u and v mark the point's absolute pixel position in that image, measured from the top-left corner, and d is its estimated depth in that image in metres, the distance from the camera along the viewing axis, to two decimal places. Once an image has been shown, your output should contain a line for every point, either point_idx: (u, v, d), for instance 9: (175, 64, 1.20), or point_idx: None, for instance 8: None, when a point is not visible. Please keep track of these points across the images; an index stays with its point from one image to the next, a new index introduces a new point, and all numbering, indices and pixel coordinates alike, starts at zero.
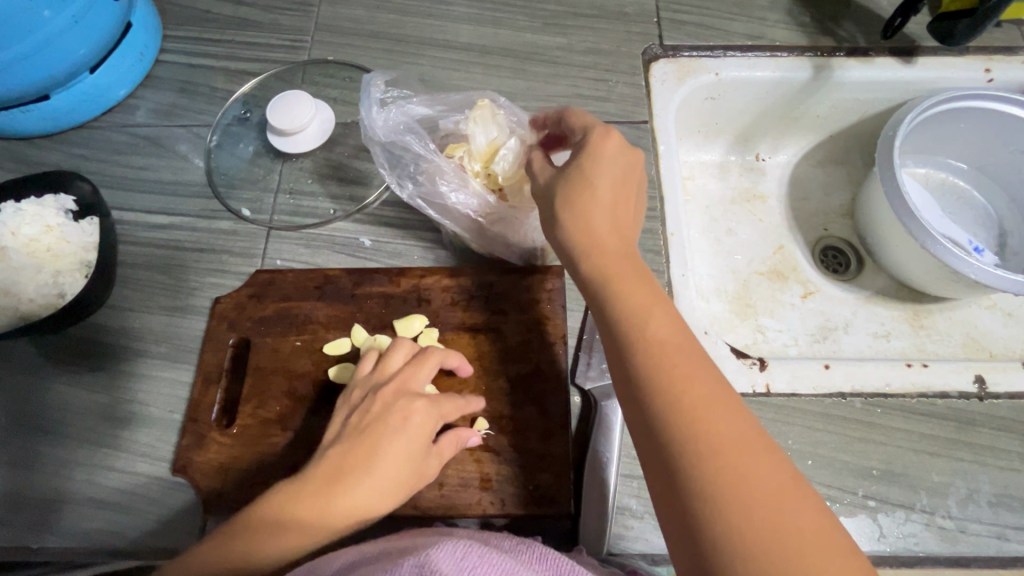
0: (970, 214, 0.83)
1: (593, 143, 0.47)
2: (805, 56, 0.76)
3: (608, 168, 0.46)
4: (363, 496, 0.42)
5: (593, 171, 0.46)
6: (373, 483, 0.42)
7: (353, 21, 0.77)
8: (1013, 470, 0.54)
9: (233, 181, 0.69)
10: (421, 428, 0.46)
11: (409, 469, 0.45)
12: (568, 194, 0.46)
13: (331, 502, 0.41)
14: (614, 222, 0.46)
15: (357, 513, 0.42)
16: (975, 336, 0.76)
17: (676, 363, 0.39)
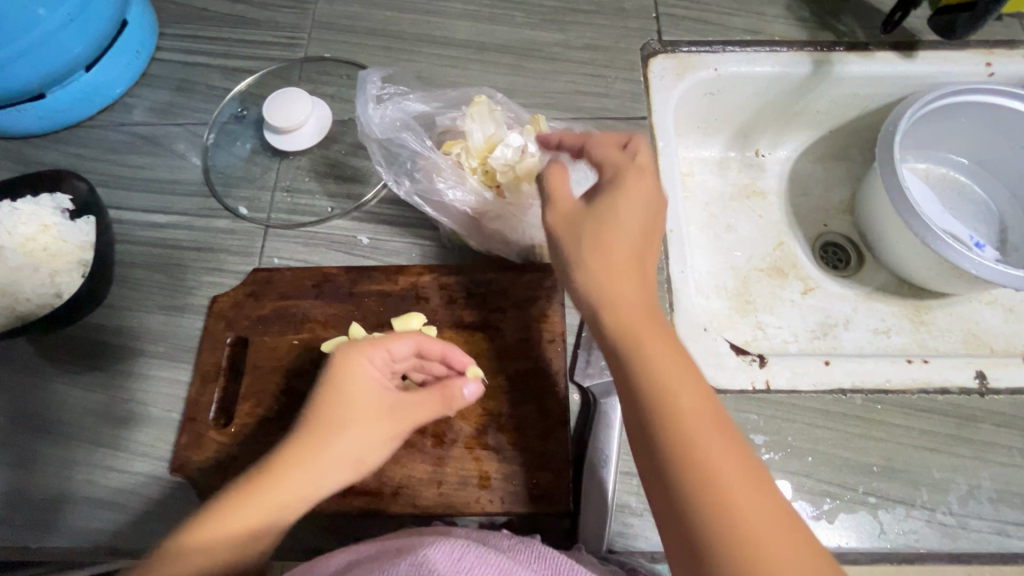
0: (970, 210, 0.83)
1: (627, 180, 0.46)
2: (804, 51, 0.76)
3: (636, 206, 0.45)
4: (318, 456, 0.44)
5: (619, 209, 0.45)
6: (328, 442, 0.44)
7: (349, 18, 0.76)
8: (1014, 465, 0.54)
9: (230, 179, 0.69)
10: (375, 384, 0.47)
11: (369, 429, 0.46)
12: (590, 232, 0.44)
13: (289, 469, 0.43)
14: (638, 258, 0.44)
15: (316, 474, 0.44)
16: (975, 331, 0.76)
17: (684, 405, 0.38)
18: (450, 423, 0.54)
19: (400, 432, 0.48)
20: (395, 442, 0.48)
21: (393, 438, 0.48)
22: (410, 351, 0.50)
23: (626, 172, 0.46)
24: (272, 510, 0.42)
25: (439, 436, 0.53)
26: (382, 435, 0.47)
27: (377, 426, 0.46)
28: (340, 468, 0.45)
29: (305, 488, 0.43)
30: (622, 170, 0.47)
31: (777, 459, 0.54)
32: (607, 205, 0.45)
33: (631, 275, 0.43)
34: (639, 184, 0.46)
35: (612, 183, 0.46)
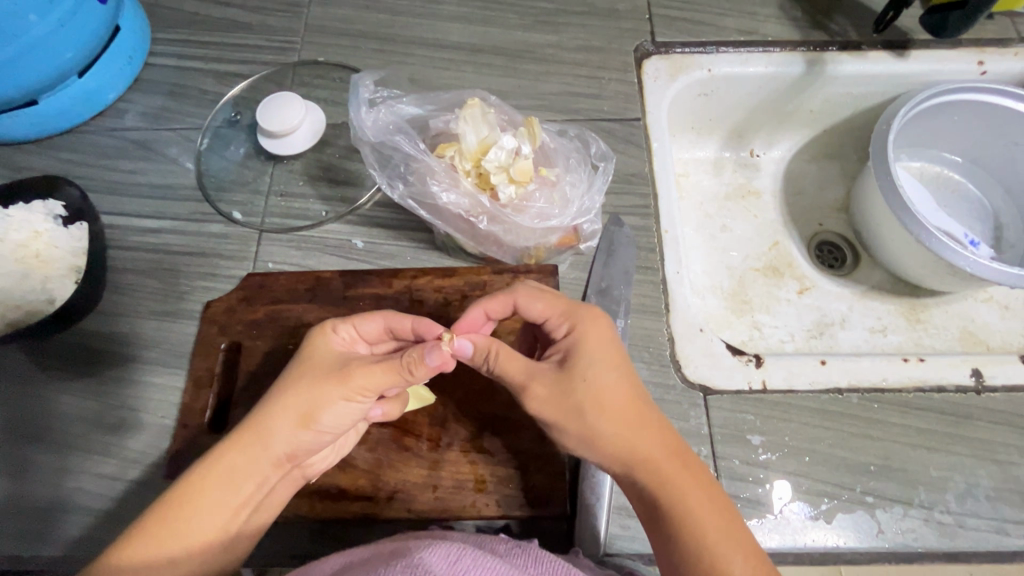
0: (964, 207, 0.83)
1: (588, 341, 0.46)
2: (797, 50, 0.76)
3: (605, 358, 0.45)
4: (261, 418, 0.43)
5: (589, 366, 0.45)
6: (272, 404, 0.44)
7: (342, 22, 0.76)
8: (1011, 463, 0.54)
9: (223, 184, 0.69)
10: (332, 351, 0.47)
11: (305, 389, 0.44)
12: (582, 401, 0.44)
13: (235, 433, 0.43)
14: (631, 410, 0.44)
15: (258, 435, 0.43)
16: (971, 329, 0.76)
17: (668, 479, 0.42)
18: (445, 427, 0.53)
19: (354, 393, 0.44)
20: (353, 404, 0.45)
21: (347, 400, 0.44)
22: (377, 328, 0.49)
23: (583, 324, 0.46)
24: (217, 475, 0.41)
25: (435, 440, 0.53)
26: (332, 395, 0.44)
27: (324, 386, 0.44)
28: (285, 429, 0.43)
29: (251, 452, 0.42)
30: (575, 320, 0.47)
31: (774, 460, 0.54)
32: (580, 366, 0.45)
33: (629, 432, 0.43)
34: (597, 334, 0.46)
35: (571, 335, 0.46)
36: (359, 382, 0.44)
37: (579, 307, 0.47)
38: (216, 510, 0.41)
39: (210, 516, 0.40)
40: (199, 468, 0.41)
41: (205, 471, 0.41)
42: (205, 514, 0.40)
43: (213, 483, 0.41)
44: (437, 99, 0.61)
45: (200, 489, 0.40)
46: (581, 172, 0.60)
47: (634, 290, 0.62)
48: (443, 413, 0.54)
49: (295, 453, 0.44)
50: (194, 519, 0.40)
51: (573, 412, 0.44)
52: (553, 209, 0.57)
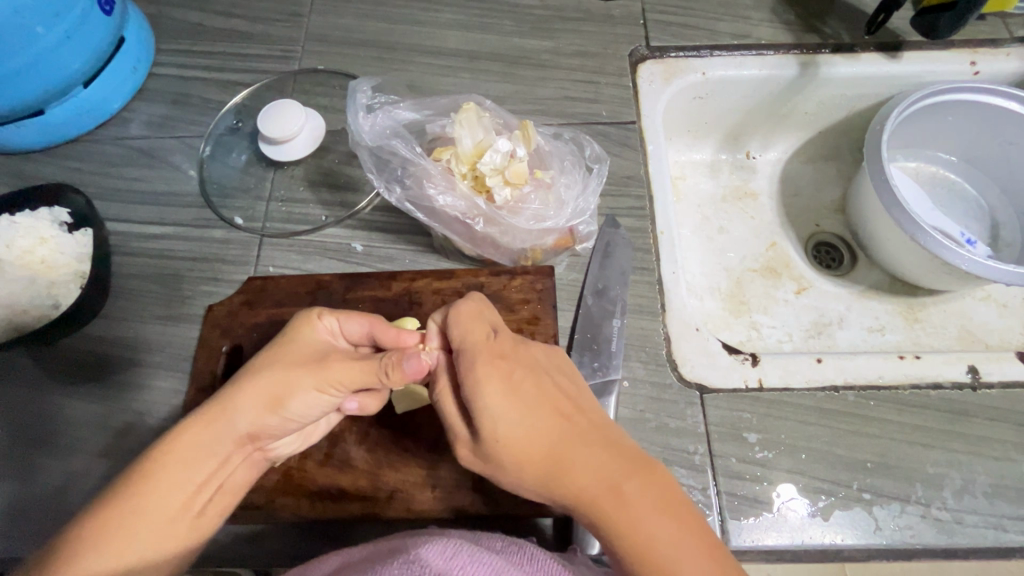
0: (961, 207, 0.83)
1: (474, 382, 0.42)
2: (791, 53, 0.77)
3: (506, 403, 0.42)
4: (230, 396, 0.43)
5: (494, 423, 0.42)
6: (242, 384, 0.44)
7: (342, 30, 0.78)
8: (1008, 459, 0.54)
9: (226, 190, 0.70)
10: (309, 340, 0.48)
11: (277, 375, 0.44)
12: (499, 456, 0.42)
13: (201, 411, 0.42)
14: (552, 451, 0.41)
15: (226, 413, 0.42)
16: (970, 328, 0.76)
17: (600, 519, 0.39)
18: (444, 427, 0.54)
19: (327, 384, 0.45)
20: (327, 394, 0.46)
21: (320, 391, 0.45)
22: (360, 330, 0.50)
23: (471, 373, 0.43)
24: (182, 450, 0.40)
25: (434, 440, 0.54)
26: (306, 383, 0.45)
27: (295, 370, 0.45)
28: (253, 409, 0.43)
29: (217, 428, 0.42)
30: (472, 370, 0.43)
31: (771, 458, 0.55)
32: (486, 426, 0.42)
33: (557, 488, 0.41)
34: (492, 389, 0.42)
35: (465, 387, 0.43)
36: (335, 373, 0.45)
37: (473, 351, 0.44)
38: (182, 487, 0.39)
39: (178, 492, 0.39)
40: (163, 445, 0.40)
41: (170, 448, 0.40)
42: (170, 492, 0.39)
43: (179, 460, 0.40)
44: (435, 104, 0.62)
45: (162, 465, 0.39)
46: (576, 173, 0.61)
47: (631, 290, 0.62)
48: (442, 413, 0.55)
49: (263, 432, 0.44)
50: (160, 497, 0.39)
51: (500, 472, 0.43)
52: (549, 211, 0.58)
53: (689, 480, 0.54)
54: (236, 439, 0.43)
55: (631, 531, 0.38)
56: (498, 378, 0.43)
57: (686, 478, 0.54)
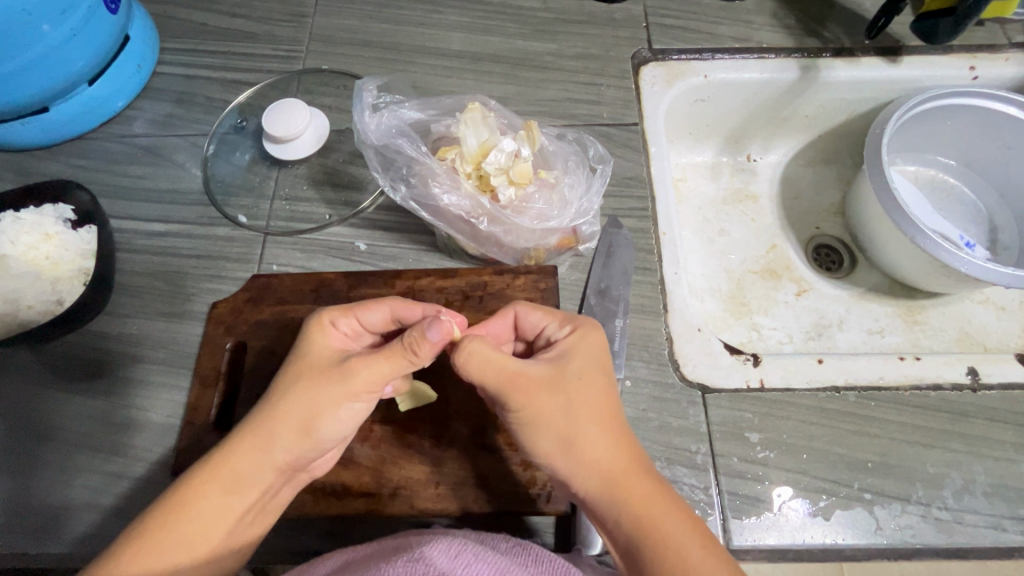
0: (959, 210, 0.84)
1: (568, 344, 0.47)
2: (792, 57, 0.77)
3: (591, 364, 0.46)
4: (266, 423, 0.44)
5: (580, 370, 0.45)
6: (279, 408, 0.45)
7: (346, 31, 0.78)
8: (1007, 460, 0.55)
9: (230, 188, 0.70)
10: (324, 347, 0.48)
11: (308, 392, 0.45)
12: (558, 403, 0.44)
13: (243, 435, 0.44)
14: (612, 418, 0.44)
15: (266, 440, 0.44)
16: (968, 330, 0.76)
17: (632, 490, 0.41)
18: (448, 424, 0.54)
19: (356, 389, 0.46)
20: (354, 401, 0.46)
21: (348, 398, 0.46)
22: (383, 317, 0.51)
23: (571, 336, 0.47)
24: (225, 475, 0.42)
25: (437, 437, 0.54)
26: (333, 392, 0.45)
27: (322, 386, 0.45)
28: (290, 434, 0.44)
29: (257, 455, 0.43)
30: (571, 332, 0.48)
31: (772, 457, 0.55)
32: (574, 369, 0.45)
33: (613, 441, 0.43)
34: (591, 343, 0.47)
35: (561, 348, 0.47)
36: (363, 378, 0.46)
37: (580, 318, 0.49)
38: (220, 516, 0.41)
39: (217, 519, 0.41)
40: (208, 468, 0.42)
41: (210, 475, 0.42)
42: (208, 521, 0.41)
43: (216, 489, 0.42)
44: (440, 104, 0.63)
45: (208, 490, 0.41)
46: (579, 174, 0.61)
47: (633, 290, 0.63)
48: (445, 411, 0.55)
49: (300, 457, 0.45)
50: (198, 523, 0.40)
51: (556, 412, 0.43)
52: (552, 211, 0.58)
53: (691, 479, 0.54)
54: (273, 467, 0.44)
55: (661, 503, 0.40)
56: (587, 344, 0.47)
57: (688, 477, 0.54)
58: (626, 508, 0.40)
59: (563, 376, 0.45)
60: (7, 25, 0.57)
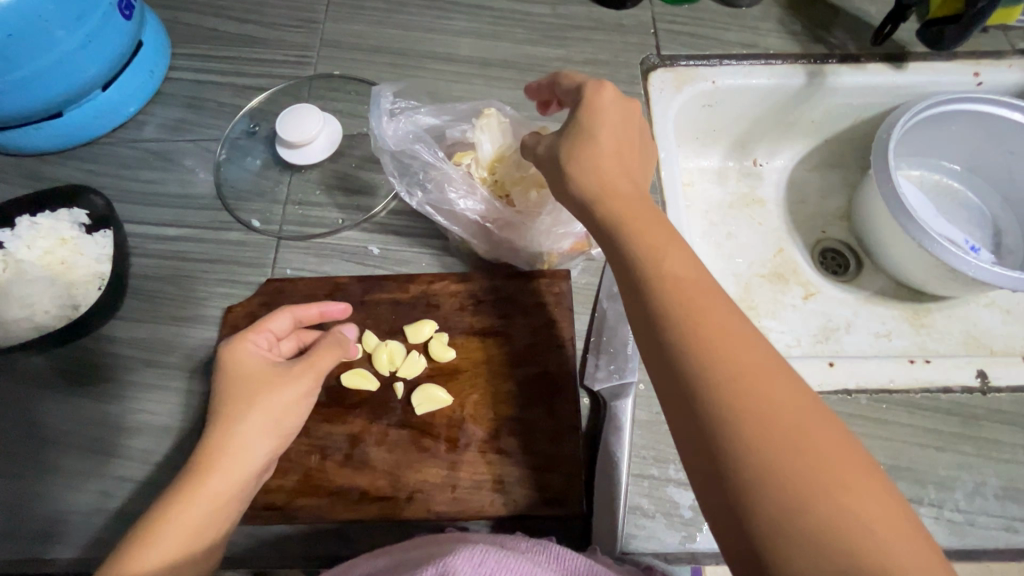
0: (964, 214, 0.85)
1: (590, 98, 0.47)
2: (799, 63, 0.78)
3: (615, 133, 0.46)
4: (229, 433, 0.45)
5: (603, 127, 0.46)
6: (223, 431, 0.45)
7: (357, 37, 0.79)
8: (1017, 462, 0.55)
9: (242, 193, 0.70)
10: (252, 358, 0.49)
11: (267, 393, 0.47)
12: (576, 161, 0.45)
13: (204, 453, 0.44)
14: (668, 230, 0.42)
15: (235, 450, 0.45)
16: (974, 333, 0.77)
17: (697, 307, 0.38)
18: (464, 427, 0.54)
19: (313, 377, 0.50)
20: (308, 391, 0.50)
21: (304, 389, 0.49)
22: (287, 324, 0.54)
23: (597, 102, 0.47)
24: (199, 496, 0.42)
25: (453, 441, 0.54)
26: (289, 388, 0.48)
27: (278, 385, 0.48)
28: (257, 437, 0.46)
29: (228, 466, 0.44)
30: (586, 86, 0.48)
31: None
32: (595, 133, 0.45)
33: (674, 253, 0.40)
34: (608, 101, 0.47)
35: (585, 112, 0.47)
36: (311, 369, 0.50)
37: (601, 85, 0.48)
38: (204, 532, 0.42)
39: (203, 536, 0.42)
40: (181, 491, 0.42)
41: (186, 498, 0.42)
42: (193, 539, 0.41)
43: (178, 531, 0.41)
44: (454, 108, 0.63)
45: (185, 512, 0.41)
46: None
47: None
48: (460, 415, 0.55)
49: (261, 468, 0.46)
50: (187, 545, 0.41)
51: (583, 175, 0.45)
52: None
53: None
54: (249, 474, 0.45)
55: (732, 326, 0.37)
56: (626, 117, 0.47)
57: None
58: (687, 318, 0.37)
59: (588, 138, 0.45)
60: (23, 32, 0.57)
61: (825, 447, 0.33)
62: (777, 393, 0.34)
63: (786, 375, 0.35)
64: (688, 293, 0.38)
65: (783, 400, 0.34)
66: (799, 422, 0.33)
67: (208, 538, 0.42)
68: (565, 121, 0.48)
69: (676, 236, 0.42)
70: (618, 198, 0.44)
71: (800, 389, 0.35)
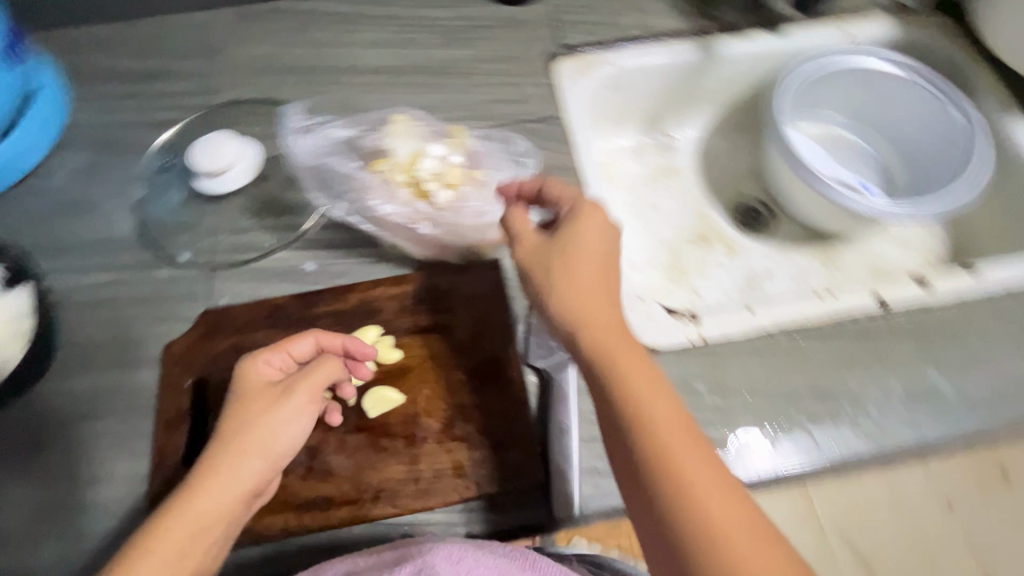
0: (857, 158, 0.93)
1: (577, 216, 0.52)
2: (689, 39, 0.84)
3: (591, 245, 0.51)
4: (225, 454, 0.48)
5: (586, 245, 0.50)
6: (217, 455, 0.48)
7: (264, 60, 0.79)
8: (917, 370, 0.62)
9: (166, 229, 0.70)
10: (256, 381, 0.52)
11: (263, 419, 0.50)
12: (556, 269, 0.50)
13: (202, 473, 0.47)
14: (636, 350, 0.46)
15: (229, 471, 0.48)
16: (876, 264, 0.85)
17: (660, 432, 0.41)
18: (420, 422, 0.56)
19: (309, 402, 0.53)
20: (304, 417, 0.52)
21: (299, 414, 0.52)
22: (309, 346, 0.55)
23: (576, 223, 0.52)
24: (189, 515, 0.45)
25: (410, 437, 0.56)
26: (282, 412, 0.51)
27: (272, 410, 0.51)
28: (249, 460, 0.49)
29: (220, 487, 0.47)
30: (580, 205, 0.53)
31: (721, 402, 0.60)
32: (574, 249, 0.50)
33: (642, 376, 0.44)
34: (595, 221, 0.52)
35: (568, 224, 0.52)
36: (307, 395, 0.53)
37: (584, 202, 0.53)
38: (189, 552, 0.44)
39: (189, 553, 0.44)
40: (174, 507, 0.46)
41: (177, 516, 0.45)
42: (178, 557, 0.44)
43: (163, 551, 0.44)
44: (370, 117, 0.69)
45: (174, 528, 0.45)
46: (504, 170, 0.70)
47: None
48: (414, 410, 0.57)
49: (253, 492, 0.49)
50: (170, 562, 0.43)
51: (563, 286, 0.48)
52: (485, 207, 0.65)
53: None
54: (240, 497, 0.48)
55: (688, 445, 0.41)
56: (605, 238, 0.51)
57: None
58: (651, 445, 0.41)
59: (568, 253, 0.50)
60: None
61: (772, 559, 0.37)
62: (731, 514, 0.39)
63: (737, 488, 0.40)
64: (664, 429, 0.42)
65: (734, 519, 0.39)
66: (748, 537, 0.38)
67: (194, 556, 0.44)
68: (555, 230, 0.53)
69: (644, 353, 0.46)
70: (592, 314, 0.47)
71: (757, 516, 0.39)
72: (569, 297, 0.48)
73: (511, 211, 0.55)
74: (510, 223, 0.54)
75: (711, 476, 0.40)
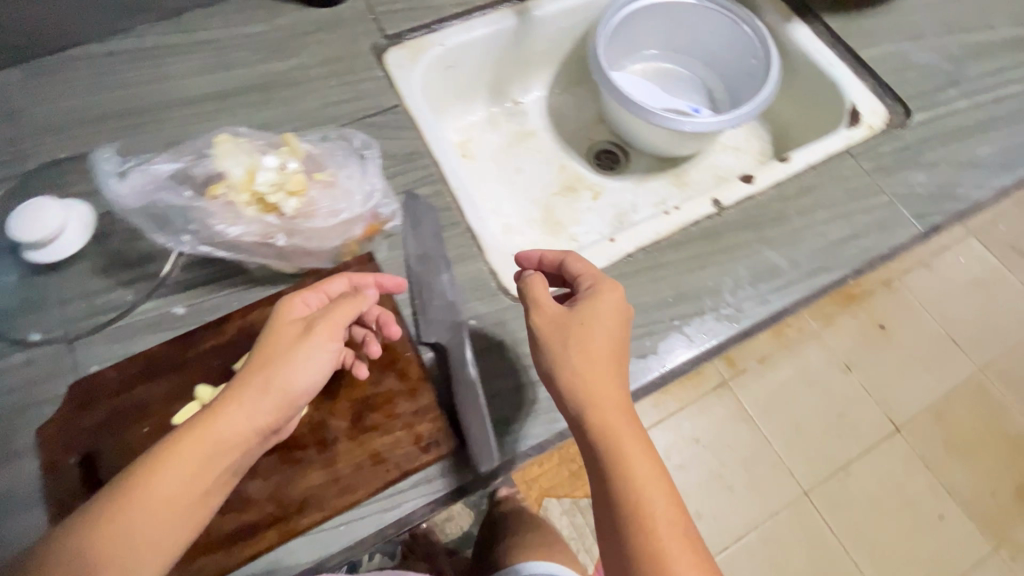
0: (683, 86, 1.03)
1: (596, 299, 0.54)
2: (506, 6, 0.87)
3: (607, 325, 0.53)
4: (250, 381, 0.49)
5: (603, 325, 0.53)
6: (242, 380, 0.49)
7: (74, 113, 0.74)
8: (757, 254, 0.72)
9: (6, 313, 0.64)
10: (288, 314, 0.54)
11: (289, 349, 0.51)
12: (568, 343, 0.51)
13: (224, 397, 0.48)
14: (631, 417, 0.50)
15: (248, 397, 0.48)
16: (718, 175, 0.96)
17: (642, 490, 0.46)
18: (329, 423, 0.57)
19: (326, 336, 0.52)
20: (325, 353, 0.52)
21: (315, 350, 0.51)
22: (343, 285, 0.59)
23: (595, 298, 0.54)
24: (205, 436, 0.46)
25: (322, 441, 0.57)
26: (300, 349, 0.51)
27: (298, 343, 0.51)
28: (265, 395, 0.48)
29: (235, 412, 0.47)
30: (601, 283, 0.55)
31: None
32: (585, 325, 0.52)
33: (630, 438, 0.48)
34: (612, 302, 0.54)
35: (587, 300, 0.54)
36: (325, 332, 0.52)
37: (604, 278, 0.56)
38: (200, 469, 0.45)
39: (201, 472, 0.45)
40: (193, 422, 0.46)
41: (193, 435, 0.45)
42: (191, 471, 0.45)
43: (182, 465, 0.44)
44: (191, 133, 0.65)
45: (190, 442, 0.45)
46: (351, 163, 0.70)
47: (449, 246, 0.69)
48: (320, 415, 0.58)
49: (271, 424, 0.49)
50: (179, 473, 0.44)
51: (571, 353, 0.51)
52: (339, 205, 0.66)
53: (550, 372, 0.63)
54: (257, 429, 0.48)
55: (665, 502, 0.46)
56: (621, 323, 0.54)
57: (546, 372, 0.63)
58: (628, 500, 0.46)
59: (577, 324, 0.52)
60: None
61: None
62: (690, 563, 0.45)
63: (698, 542, 0.46)
64: (645, 489, 0.47)
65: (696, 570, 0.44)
66: None
67: (201, 476, 0.45)
68: (573, 305, 0.55)
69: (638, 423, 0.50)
70: (591, 377, 0.50)
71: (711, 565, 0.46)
72: (574, 363, 0.51)
73: (530, 280, 0.56)
74: (530, 290, 0.55)
75: (677, 531, 0.46)
